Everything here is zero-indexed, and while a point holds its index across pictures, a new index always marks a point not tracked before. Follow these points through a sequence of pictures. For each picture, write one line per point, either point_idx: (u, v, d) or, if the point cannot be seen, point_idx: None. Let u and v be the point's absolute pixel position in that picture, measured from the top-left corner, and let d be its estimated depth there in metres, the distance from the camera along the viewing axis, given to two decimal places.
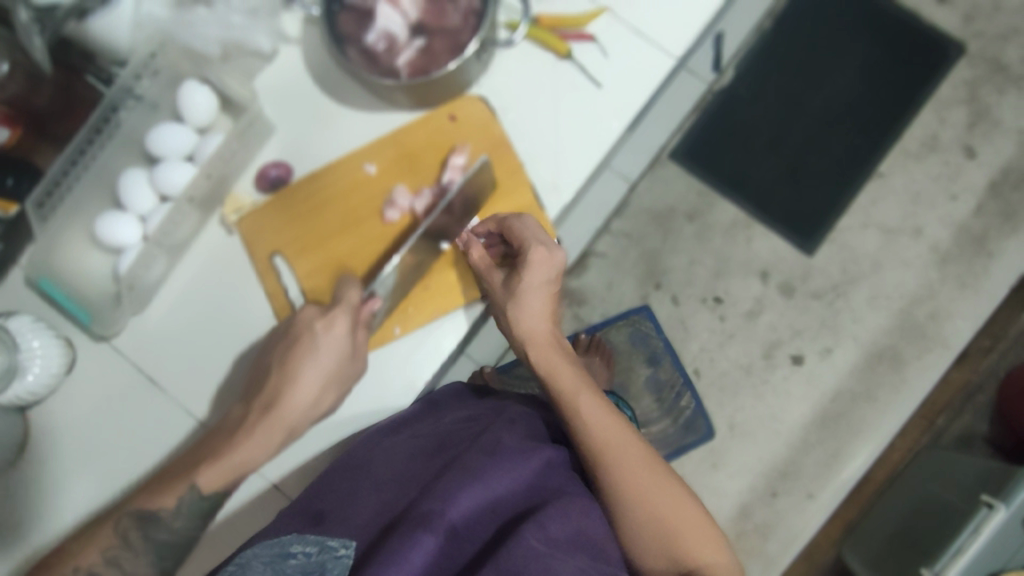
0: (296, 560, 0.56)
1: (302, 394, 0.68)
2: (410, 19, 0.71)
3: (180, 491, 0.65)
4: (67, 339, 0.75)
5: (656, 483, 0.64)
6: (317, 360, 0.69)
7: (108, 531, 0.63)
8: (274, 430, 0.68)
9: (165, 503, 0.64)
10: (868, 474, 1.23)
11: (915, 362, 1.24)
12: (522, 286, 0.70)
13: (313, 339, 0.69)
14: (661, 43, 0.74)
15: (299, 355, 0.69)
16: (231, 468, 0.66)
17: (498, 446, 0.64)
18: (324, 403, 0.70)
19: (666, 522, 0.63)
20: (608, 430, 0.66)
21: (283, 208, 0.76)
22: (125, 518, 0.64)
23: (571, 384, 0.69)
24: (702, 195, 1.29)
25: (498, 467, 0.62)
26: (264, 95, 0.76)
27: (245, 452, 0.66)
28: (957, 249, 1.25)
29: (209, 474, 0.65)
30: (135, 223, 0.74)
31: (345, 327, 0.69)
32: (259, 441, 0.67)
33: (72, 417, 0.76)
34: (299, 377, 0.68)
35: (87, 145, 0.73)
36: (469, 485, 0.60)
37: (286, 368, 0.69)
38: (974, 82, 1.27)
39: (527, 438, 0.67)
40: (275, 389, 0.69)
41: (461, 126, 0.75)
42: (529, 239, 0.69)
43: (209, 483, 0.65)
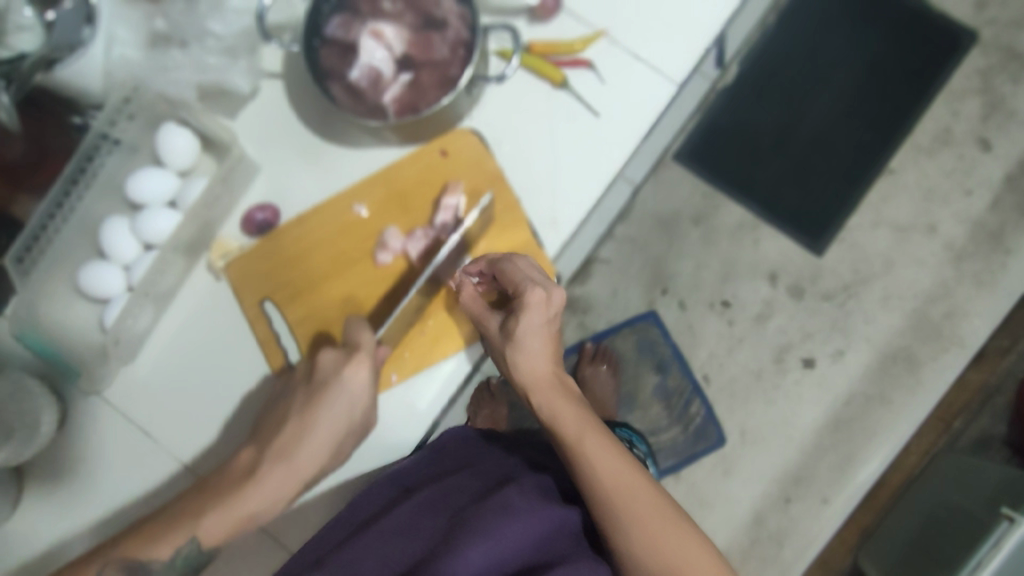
0: None
1: (321, 445, 0.65)
2: (395, 53, 0.68)
3: (174, 543, 0.60)
4: (58, 394, 0.73)
5: (672, 535, 0.57)
6: (336, 410, 0.65)
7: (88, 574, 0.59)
8: (286, 483, 0.64)
9: (160, 551, 0.60)
10: (883, 478, 1.19)
11: (930, 362, 1.20)
12: (518, 329, 0.65)
13: (334, 386, 0.65)
14: (660, 67, 0.71)
15: (322, 404, 0.65)
16: (238, 519, 0.62)
17: (509, 503, 0.61)
18: (341, 452, 0.67)
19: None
20: (616, 478, 0.59)
21: (271, 252, 0.73)
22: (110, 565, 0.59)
23: (574, 428, 0.63)
24: (708, 197, 1.25)
25: (510, 525, 0.59)
26: (245, 132, 0.74)
27: (258, 502, 0.62)
28: (973, 246, 1.21)
29: (217, 519, 0.61)
30: (119, 274, 0.71)
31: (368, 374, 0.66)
32: (273, 487, 0.63)
33: (64, 474, 0.73)
34: (316, 425, 0.65)
35: (64, 197, 0.70)
36: (476, 545, 0.58)
37: (304, 414, 0.65)
38: (989, 71, 1.22)
39: (538, 495, 0.64)
40: (295, 433, 0.65)
41: (453, 162, 0.72)
42: (524, 280, 0.65)
43: (213, 531, 0.61)
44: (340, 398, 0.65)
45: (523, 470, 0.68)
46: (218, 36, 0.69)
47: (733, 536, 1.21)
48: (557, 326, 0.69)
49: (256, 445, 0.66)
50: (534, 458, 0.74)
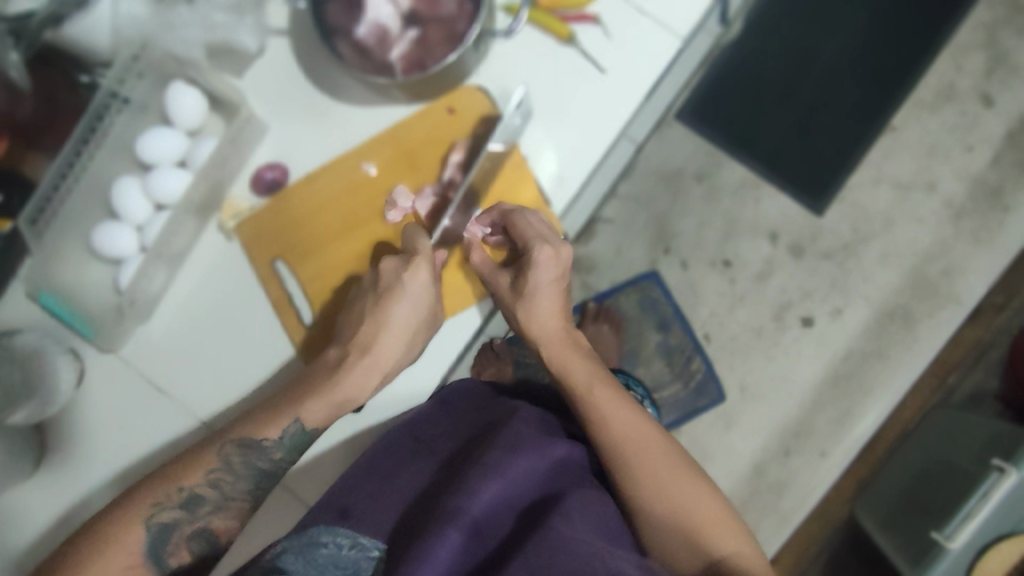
0: (327, 550, 0.58)
1: (401, 339, 0.66)
2: (401, 8, 0.67)
3: (284, 423, 0.62)
4: (75, 352, 0.75)
5: (676, 480, 0.60)
6: (408, 301, 0.66)
7: (210, 454, 0.61)
8: (369, 374, 0.65)
9: (269, 432, 0.62)
10: (879, 433, 1.22)
11: (927, 319, 1.22)
12: (531, 284, 0.67)
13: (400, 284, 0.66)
14: (666, 22, 0.71)
15: (391, 302, 0.66)
16: (337, 403, 0.64)
17: (518, 443, 0.62)
18: (415, 348, 0.68)
19: (690, 520, 0.58)
20: (623, 429, 0.61)
21: (280, 212, 0.74)
22: (228, 445, 0.61)
23: (584, 381, 0.65)
24: (711, 155, 1.25)
25: (519, 463, 0.59)
26: (251, 90, 0.74)
27: (347, 390, 0.64)
28: (972, 203, 1.22)
29: (313, 407, 0.63)
30: (131, 235, 0.72)
31: (428, 274, 0.66)
32: (361, 376, 0.65)
33: (86, 431, 0.75)
34: (391, 321, 0.65)
35: (75, 157, 0.71)
36: (496, 480, 0.57)
37: (376, 308, 0.66)
38: (993, 25, 1.21)
39: (544, 435, 0.65)
40: (374, 327, 0.66)
41: (461, 119, 0.72)
42: (533, 237, 0.66)
43: (312, 418, 0.63)
44: (407, 293, 0.66)
45: (528, 408, 0.70)
46: None
47: (732, 489, 1.24)
48: (566, 282, 0.70)
49: (340, 343, 0.67)
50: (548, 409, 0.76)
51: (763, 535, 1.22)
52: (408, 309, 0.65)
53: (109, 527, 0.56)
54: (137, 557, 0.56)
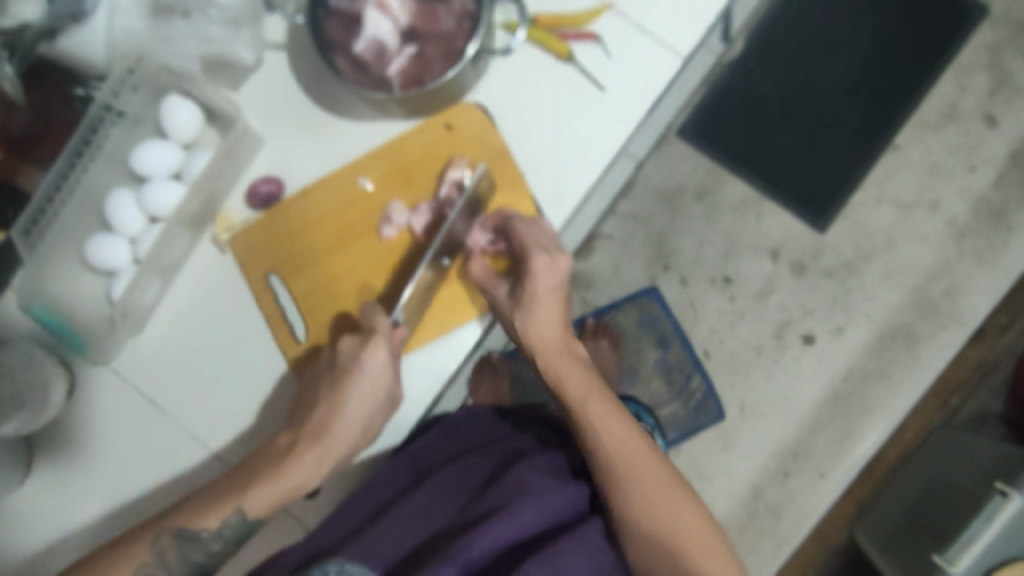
0: None
1: (352, 428, 0.67)
2: (400, 25, 0.67)
3: (224, 513, 0.62)
4: (65, 363, 0.74)
5: (664, 493, 0.59)
6: (365, 385, 0.66)
7: (145, 546, 0.60)
8: (313, 470, 0.65)
9: (208, 522, 0.61)
10: (879, 453, 1.21)
11: (929, 340, 1.21)
12: (531, 291, 0.67)
13: (353, 367, 0.67)
14: (666, 41, 0.70)
15: (343, 392, 0.66)
16: (283, 491, 0.64)
17: (524, 484, 0.62)
18: (368, 430, 0.69)
19: (675, 538, 0.57)
20: (616, 438, 0.61)
21: (275, 226, 0.73)
22: (164, 535, 0.60)
23: (579, 391, 0.64)
24: (712, 172, 1.25)
25: (524, 505, 0.59)
26: (247, 104, 0.73)
27: (293, 479, 0.64)
28: (975, 223, 1.21)
29: (256, 497, 0.62)
30: (125, 246, 0.71)
31: (386, 354, 0.66)
32: (308, 465, 0.65)
33: (76, 444, 0.75)
34: (344, 406, 0.66)
35: (69, 169, 0.70)
36: (496, 520, 0.58)
37: (330, 393, 0.67)
38: (997, 45, 1.21)
39: (550, 476, 0.64)
40: (328, 411, 0.66)
41: (458, 136, 0.72)
42: (534, 246, 0.67)
43: (254, 508, 0.63)
44: (363, 381, 0.66)
45: (544, 454, 0.68)
46: (221, 7, 0.67)
47: (730, 509, 1.22)
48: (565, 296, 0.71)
49: (293, 425, 0.68)
50: (544, 432, 0.76)
51: (761, 557, 1.21)
52: (364, 391, 0.66)
53: None
54: None
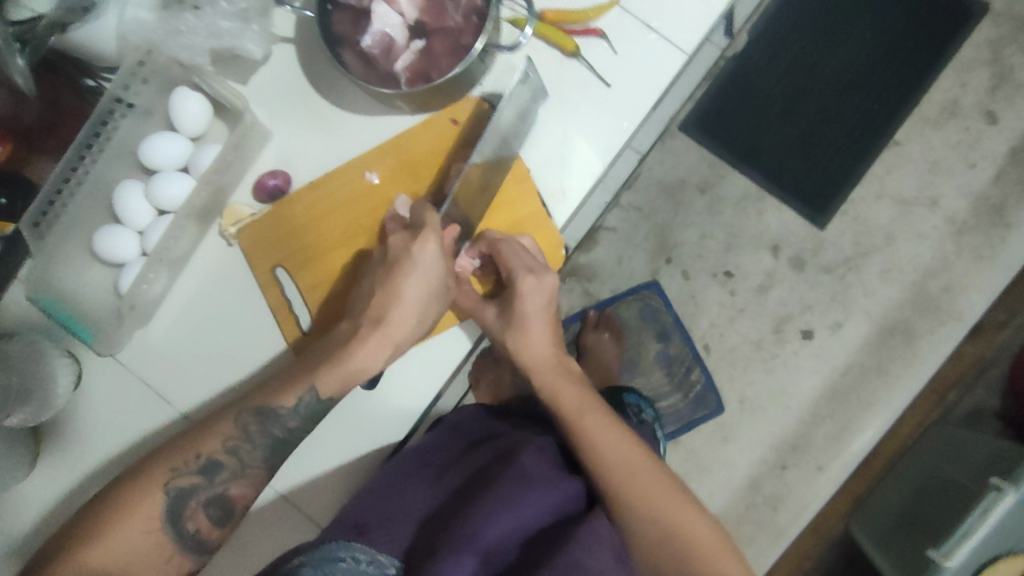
0: (346, 564, 0.59)
1: (392, 329, 0.67)
2: (408, 20, 0.67)
3: (299, 393, 0.65)
4: (72, 352, 0.75)
5: (667, 496, 0.63)
6: (416, 277, 0.67)
7: (228, 423, 0.65)
8: (350, 376, 0.66)
9: (285, 400, 0.65)
10: (877, 447, 1.22)
11: (927, 335, 1.22)
12: (519, 309, 0.71)
13: (409, 258, 0.67)
14: (672, 38, 0.71)
15: (399, 272, 0.67)
16: (348, 372, 0.65)
17: (531, 479, 0.64)
18: (427, 321, 0.69)
19: (681, 537, 0.61)
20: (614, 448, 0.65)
21: (281, 219, 0.73)
22: (244, 414, 0.65)
23: (573, 405, 0.68)
24: (714, 167, 1.26)
25: (531, 499, 0.63)
26: (254, 97, 0.74)
27: (357, 360, 0.66)
28: (974, 220, 1.22)
29: (326, 377, 0.65)
30: (133, 239, 0.72)
31: (436, 246, 0.67)
32: (373, 349, 0.66)
33: (82, 433, 0.75)
34: (402, 294, 0.67)
35: (78, 161, 0.72)
36: (505, 515, 0.61)
37: (387, 283, 0.67)
38: (999, 42, 1.21)
39: (553, 469, 0.68)
40: (382, 304, 0.67)
41: (464, 131, 0.72)
42: (518, 268, 0.69)
43: (326, 387, 0.65)
44: (416, 260, 0.67)
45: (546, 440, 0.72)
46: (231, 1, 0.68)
47: (729, 501, 1.23)
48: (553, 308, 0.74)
49: (353, 317, 0.69)
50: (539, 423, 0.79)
51: (759, 548, 1.22)
52: (418, 285, 0.67)
53: (129, 489, 0.61)
54: (154, 522, 0.61)
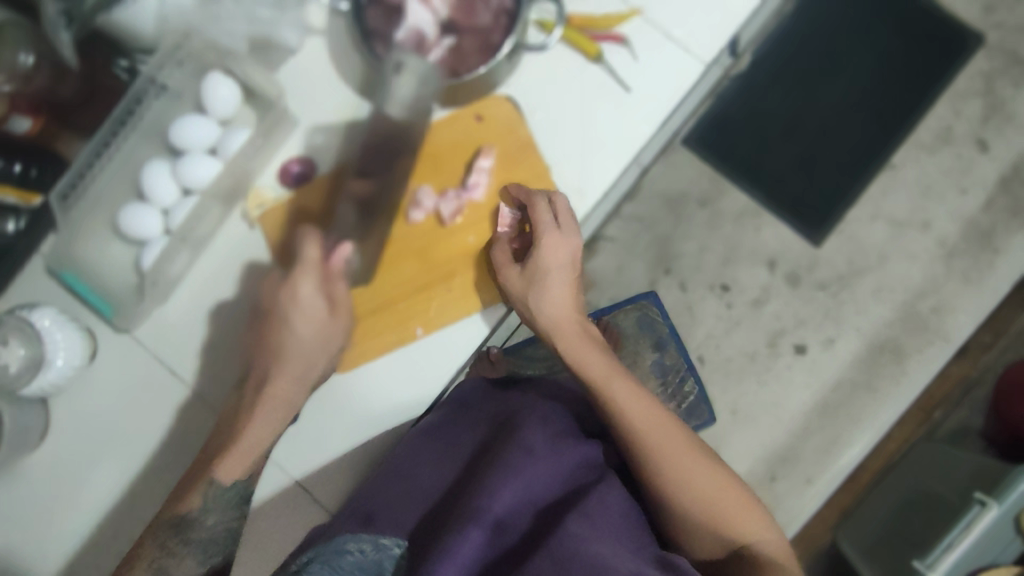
0: (352, 556, 0.59)
1: (275, 394, 0.69)
2: (440, 17, 0.70)
3: (201, 491, 0.65)
4: (89, 329, 0.76)
5: (698, 471, 0.62)
6: (295, 326, 0.69)
7: (148, 546, 0.64)
8: (247, 454, 0.67)
9: (191, 503, 0.65)
10: (864, 462, 1.24)
11: (916, 354, 1.25)
12: (542, 265, 0.69)
13: (285, 309, 0.69)
14: (690, 48, 0.74)
15: (280, 323, 0.70)
16: (250, 452, 0.67)
17: (532, 446, 0.64)
18: (316, 365, 0.70)
19: (715, 507, 0.61)
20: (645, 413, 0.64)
21: (305, 204, 0.75)
22: (161, 530, 0.65)
23: (603, 373, 0.66)
24: (715, 182, 1.28)
25: (534, 465, 0.63)
26: (287, 84, 0.76)
27: (253, 434, 0.68)
28: (964, 244, 1.26)
29: (223, 465, 0.66)
30: (157, 217, 0.73)
31: (311, 287, 0.68)
32: (263, 420, 0.68)
33: (95, 407, 0.76)
34: (284, 351, 0.69)
35: (110, 138, 0.74)
36: (507, 481, 0.61)
37: (272, 340, 0.70)
38: (991, 74, 1.26)
39: (559, 435, 0.68)
40: (266, 365, 0.70)
41: (487, 126, 0.75)
42: (545, 226, 0.69)
43: (227, 473, 0.66)
44: (292, 309, 0.68)
45: (547, 408, 0.72)
46: None
47: None
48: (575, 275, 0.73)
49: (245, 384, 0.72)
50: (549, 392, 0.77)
51: None
52: (297, 326, 0.68)
53: None
54: None
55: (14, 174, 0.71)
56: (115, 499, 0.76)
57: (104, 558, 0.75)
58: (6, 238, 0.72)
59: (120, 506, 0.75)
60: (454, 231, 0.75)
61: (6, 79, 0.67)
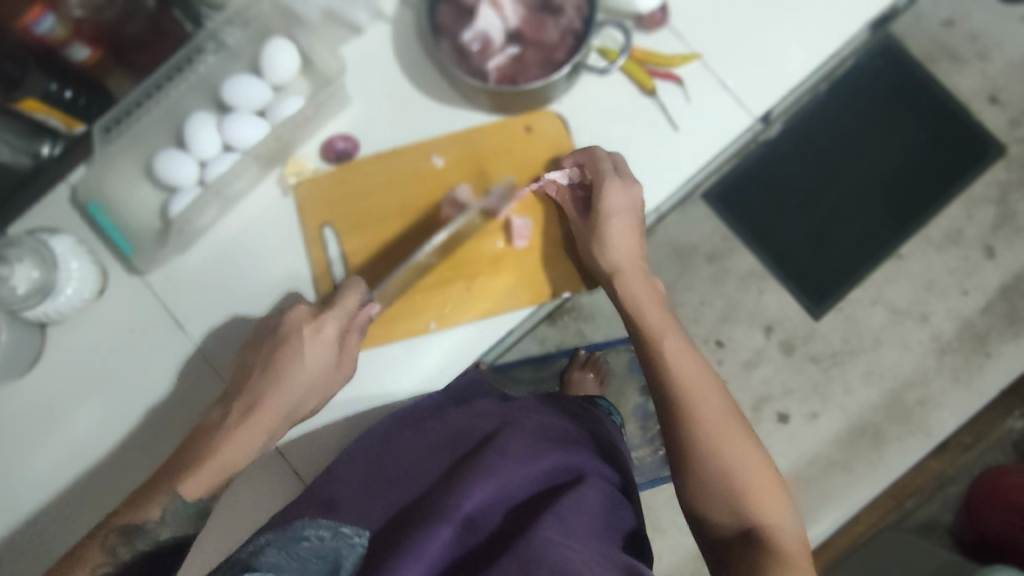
0: (308, 543, 0.52)
1: (263, 419, 0.63)
2: (509, 26, 0.72)
3: (165, 500, 0.57)
4: (103, 268, 0.75)
5: (731, 434, 0.60)
6: (307, 362, 0.65)
7: (93, 549, 0.55)
8: (219, 474, 0.60)
9: (149, 512, 0.56)
10: (828, 541, 1.23)
11: (895, 443, 1.25)
12: (603, 211, 0.68)
13: (301, 341, 0.65)
14: (742, 100, 0.76)
15: (287, 351, 0.65)
16: (222, 472, 0.60)
17: (508, 448, 0.60)
18: (308, 403, 0.66)
19: (737, 483, 0.58)
20: (688, 374, 0.63)
21: (341, 181, 0.77)
22: (110, 535, 0.55)
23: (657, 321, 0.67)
24: (727, 239, 1.29)
25: (508, 465, 0.59)
26: (350, 64, 0.77)
27: (233, 455, 0.61)
28: (958, 343, 1.26)
29: (193, 480, 0.58)
30: (194, 167, 0.74)
31: (335, 331, 0.66)
32: (244, 444, 0.62)
33: (89, 344, 0.75)
34: (285, 379, 0.64)
35: (164, 82, 0.74)
36: (480, 479, 0.57)
37: (273, 366, 0.65)
38: (1008, 185, 1.28)
39: (539, 441, 0.64)
40: (258, 391, 0.64)
41: (534, 138, 0.77)
42: (607, 177, 0.68)
43: (193, 489, 0.58)
44: (305, 346, 0.65)
45: (532, 418, 0.67)
46: None
47: None
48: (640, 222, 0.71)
49: (225, 402, 0.65)
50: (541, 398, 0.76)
51: None
52: (307, 363, 0.65)
53: None
54: None
55: (64, 100, 0.70)
56: (84, 440, 0.74)
57: (70, 499, 0.73)
58: (40, 160, 0.73)
59: (97, 448, 0.74)
60: (483, 233, 0.76)
61: (81, 4, 0.65)
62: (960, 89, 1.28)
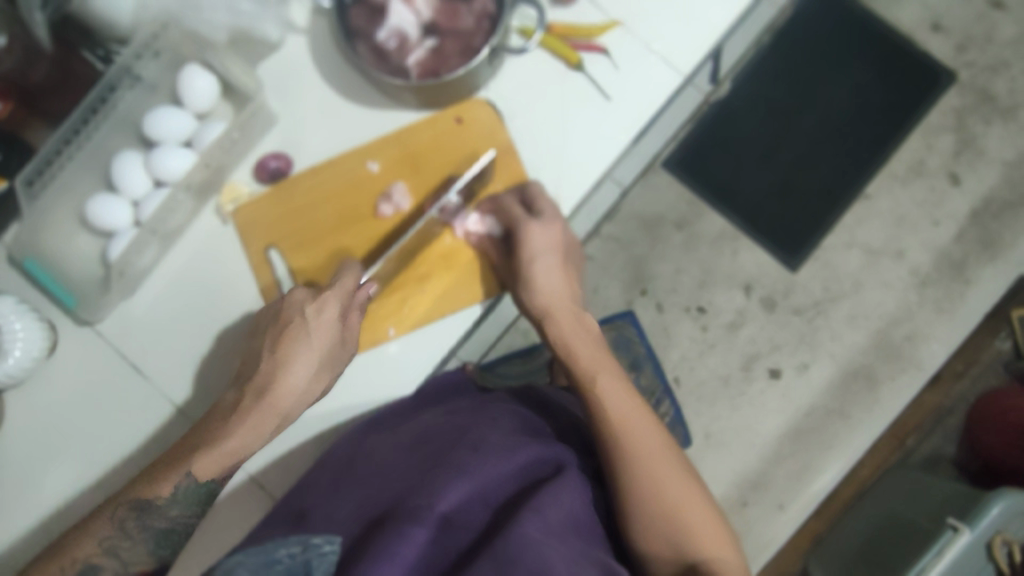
0: (282, 564, 0.49)
1: (276, 403, 0.62)
2: (422, 19, 0.70)
3: (176, 479, 0.56)
4: (50, 323, 0.73)
5: (662, 463, 0.64)
6: (311, 343, 0.64)
7: (102, 521, 0.53)
8: (230, 455, 0.59)
9: (162, 490, 0.55)
10: (835, 490, 1.21)
11: (888, 382, 1.24)
12: (528, 252, 0.75)
13: (304, 322, 0.64)
14: (670, 60, 0.74)
15: (290, 341, 0.63)
16: (229, 453, 0.58)
17: (484, 444, 0.59)
18: (317, 389, 0.65)
19: (668, 505, 0.61)
20: (621, 410, 0.67)
21: (278, 199, 0.75)
22: (119, 509, 0.54)
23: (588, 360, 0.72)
24: (692, 205, 1.28)
25: (484, 461, 0.57)
26: (268, 80, 0.76)
27: (244, 439, 0.60)
28: (936, 273, 1.25)
29: (206, 459, 0.57)
30: (127, 209, 0.72)
31: (336, 311, 0.65)
32: (254, 425, 0.60)
33: (49, 403, 0.74)
34: (293, 366, 0.63)
35: (81, 125, 0.72)
36: (455, 477, 0.56)
37: (278, 351, 0.63)
38: (962, 110, 1.27)
39: (513, 434, 0.62)
40: (269, 376, 0.63)
41: (467, 128, 0.75)
42: (524, 217, 0.74)
43: (205, 470, 0.57)
44: (308, 332, 0.64)
45: (505, 413, 0.66)
46: None
47: None
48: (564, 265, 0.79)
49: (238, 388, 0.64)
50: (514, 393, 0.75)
51: None
52: (307, 350, 0.63)
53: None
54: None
55: None
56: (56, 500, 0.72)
57: None
58: None
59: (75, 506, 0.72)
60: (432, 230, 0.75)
61: None
62: (901, 21, 1.27)
